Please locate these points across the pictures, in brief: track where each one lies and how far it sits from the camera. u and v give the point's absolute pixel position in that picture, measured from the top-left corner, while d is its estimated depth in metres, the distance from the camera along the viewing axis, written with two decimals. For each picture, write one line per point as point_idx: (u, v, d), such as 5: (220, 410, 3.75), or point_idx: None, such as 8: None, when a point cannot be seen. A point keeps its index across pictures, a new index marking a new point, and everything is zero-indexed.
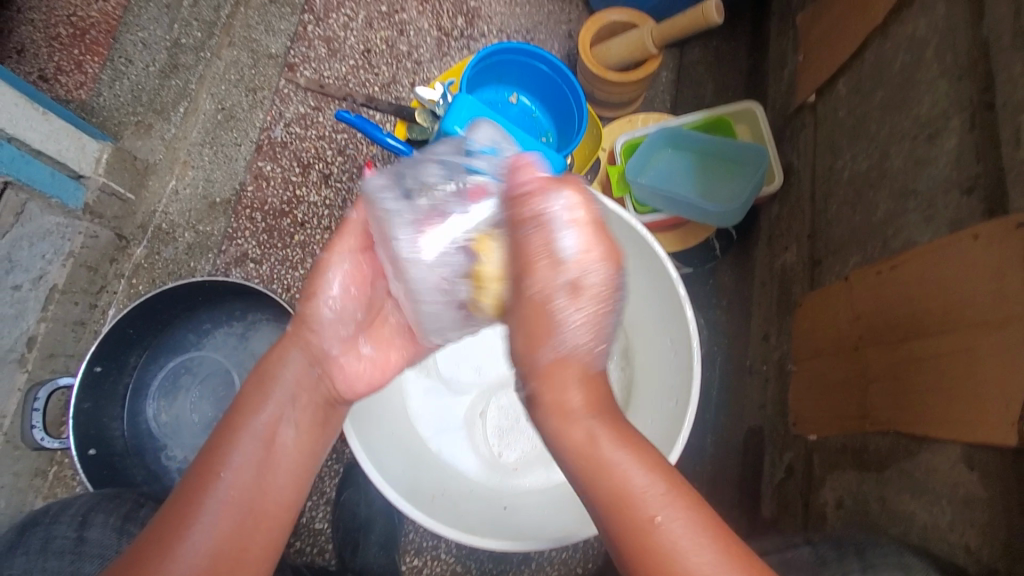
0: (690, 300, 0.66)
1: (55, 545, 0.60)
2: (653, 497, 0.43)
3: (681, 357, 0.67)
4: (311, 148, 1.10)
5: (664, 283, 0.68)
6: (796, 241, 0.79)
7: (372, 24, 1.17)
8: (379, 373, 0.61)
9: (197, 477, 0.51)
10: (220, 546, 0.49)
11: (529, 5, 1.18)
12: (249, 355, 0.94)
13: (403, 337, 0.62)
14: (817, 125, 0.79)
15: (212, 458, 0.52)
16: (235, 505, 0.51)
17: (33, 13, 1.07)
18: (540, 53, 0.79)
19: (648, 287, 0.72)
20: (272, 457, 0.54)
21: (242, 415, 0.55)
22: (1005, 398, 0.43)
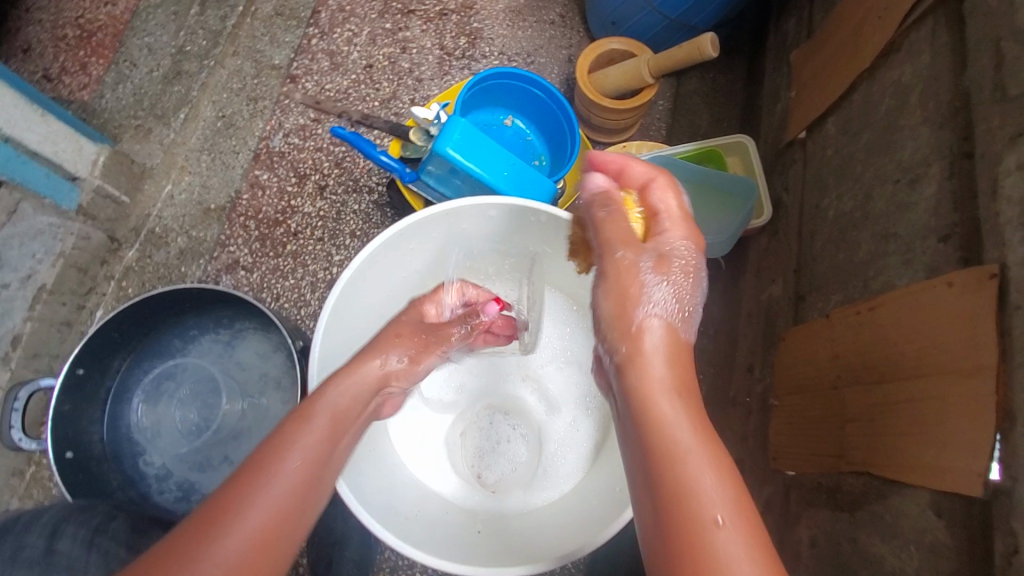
0: None
1: (22, 555, 0.59)
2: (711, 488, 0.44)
3: None
4: (308, 159, 1.11)
5: None
6: (782, 275, 0.80)
7: (375, 40, 1.19)
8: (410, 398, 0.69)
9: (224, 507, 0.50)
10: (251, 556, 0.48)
11: (531, 29, 1.20)
12: (233, 363, 0.94)
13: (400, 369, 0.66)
14: (806, 161, 0.80)
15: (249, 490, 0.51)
16: (280, 510, 0.51)
17: (41, 14, 1.10)
18: (534, 79, 0.80)
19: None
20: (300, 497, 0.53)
21: (277, 445, 0.54)
22: (971, 448, 0.43)
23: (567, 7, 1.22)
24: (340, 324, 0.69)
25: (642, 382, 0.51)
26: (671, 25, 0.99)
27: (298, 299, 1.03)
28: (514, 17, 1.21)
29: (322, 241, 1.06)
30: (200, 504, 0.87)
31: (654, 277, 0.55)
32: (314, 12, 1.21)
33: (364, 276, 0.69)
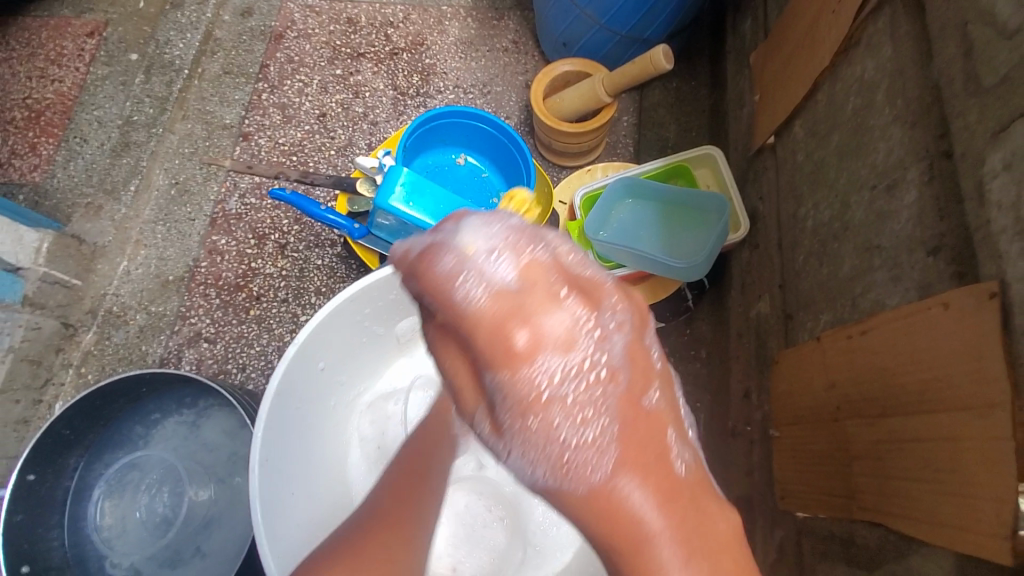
0: None
1: None
2: None
3: None
4: (266, 218, 1.06)
5: None
6: (768, 291, 0.74)
7: (327, 88, 1.16)
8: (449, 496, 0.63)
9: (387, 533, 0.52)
10: None
11: (485, 59, 1.17)
12: (200, 444, 0.88)
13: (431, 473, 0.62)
14: (778, 168, 0.75)
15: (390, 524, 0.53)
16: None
17: None
18: (480, 114, 0.76)
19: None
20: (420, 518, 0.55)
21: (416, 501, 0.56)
22: (993, 500, 0.37)
23: (519, 33, 1.19)
24: (296, 397, 0.63)
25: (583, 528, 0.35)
26: (623, 41, 0.95)
27: (266, 366, 0.98)
28: (466, 49, 1.18)
29: (287, 301, 1.01)
30: None
31: (530, 415, 0.34)
32: (262, 67, 1.17)
33: (321, 344, 0.65)
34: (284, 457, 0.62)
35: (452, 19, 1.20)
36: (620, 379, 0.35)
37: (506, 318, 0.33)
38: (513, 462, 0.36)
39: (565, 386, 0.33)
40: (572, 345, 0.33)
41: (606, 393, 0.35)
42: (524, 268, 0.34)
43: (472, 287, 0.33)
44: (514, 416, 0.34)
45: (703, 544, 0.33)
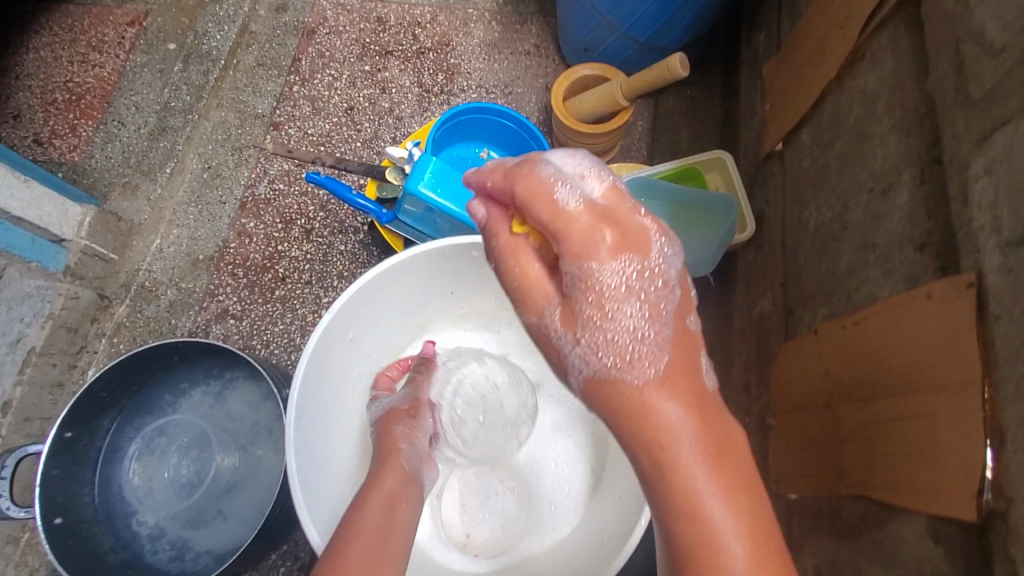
0: None
1: None
2: (723, 524, 0.41)
3: None
4: (294, 204, 1.11)
5: None
6: (770, 289, 0.78)
7: (355, 83, 1.21)
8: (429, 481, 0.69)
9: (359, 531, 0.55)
10: None
11: (507, 61, 1.22)
12: (224, 414, 0.93)
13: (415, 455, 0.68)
14: (784, 173, 0.79)
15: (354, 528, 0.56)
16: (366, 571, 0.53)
17: (31, 80, 1.14)
18: (505, 111, 0.80)
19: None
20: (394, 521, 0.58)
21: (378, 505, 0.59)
22: (964, 466, 0.42)
23: (541, 37, 1.24)
24: (324, 369, 0.68)
25: (634, 426, 0.44)
26: (642, 48, 1.00)
27: (288, 344, 1.03)
28: (489, 50, 1.23)
29: (310, 284, 1.06)
30: (194, 562, 0.85)
31: (608, 301, 0.45)
32: (294, 60, 1.23)
33: (347, 319, 0.69)
34: (314, 419, 0.67)
35: (477, 22, 1.25)
36: (675, 290, 0.47)
37: (600, 220, 0.45)
38: (578, 348, 0.47)
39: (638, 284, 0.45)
40: (647, 253, 0.46)
41: (664, 299, 0.47)
42: (607, 190, 0.47)
43: (574, 194, 0.45)
44: (595, 302, 0.45)
45: (719, 444, 0.43)
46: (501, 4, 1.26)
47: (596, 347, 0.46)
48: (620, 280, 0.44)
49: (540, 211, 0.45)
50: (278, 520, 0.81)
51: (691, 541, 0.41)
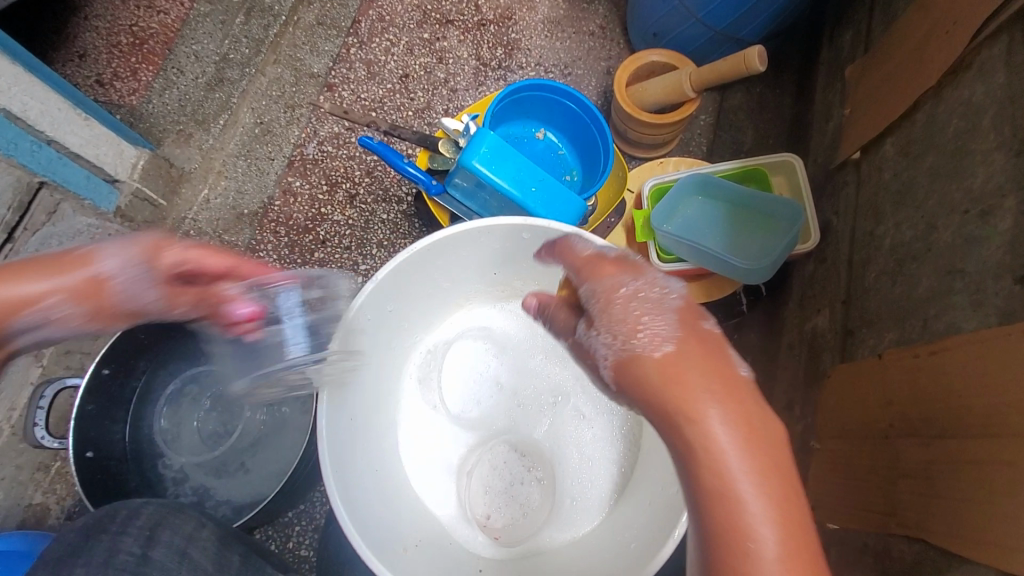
0: None
1: (88, 561, 0.55)
2: (754, 504, 0.40)
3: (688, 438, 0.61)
4: (340, 167, 1.11)
5: None
6: (829, 305, 0.74)
7: (412, 50, 1.18)
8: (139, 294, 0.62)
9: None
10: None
11: (570, 40, 1.17)
12: (256, 369, 0.94)
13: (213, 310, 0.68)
14: (858, 184, 0.75)
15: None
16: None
17: (98, 21, 1.11)
18: (569, 91, 0.77)
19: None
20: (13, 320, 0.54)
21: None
22: None
23: (608, 18, 1.19)
24: (360, 337, 0.66)
25: (657, 398, 0.45)
26: (716, 38, 0.94)
27: None
28: (553, 28, 1.18)
29: (350, 249, 1.05)
30: (214, 509, 0.87)
31: (620, 295, 0.49)
32: (354, 22, 1.21)
33: (391, 287, 0.66)
34: (349, 385, 0.65)
35: None
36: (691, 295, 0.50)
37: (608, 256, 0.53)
38: (602, 340, 0.48)
39: (643, 287, 0.49)
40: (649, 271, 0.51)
41: (681, 299, 0.49)
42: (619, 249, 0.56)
43: (587, 243, 0.55)
44: (605, 302, 0.49)
45: (751, 426, 0.43)
46: None
47: (616, 338, 0.47)
48: (626, 286, 0.49)
49: (563, 259, 0.54)
50: (298, 480, 0.82)
51: (717, 520, 0.41)
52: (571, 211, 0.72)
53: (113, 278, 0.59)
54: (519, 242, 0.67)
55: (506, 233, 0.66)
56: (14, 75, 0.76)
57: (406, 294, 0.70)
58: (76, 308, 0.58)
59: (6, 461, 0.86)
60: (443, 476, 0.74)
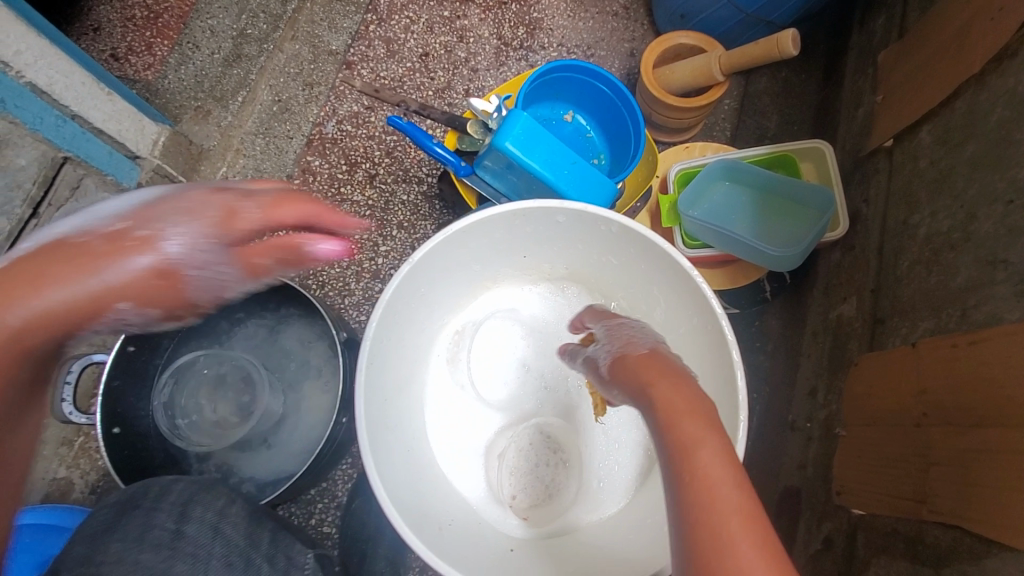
0: (742, 366, 0.58)
1: (151, 536, 0.57)
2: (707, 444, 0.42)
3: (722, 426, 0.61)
4: (360, 147, 1.10)
5: (719, 346, 0.61)
6: (856, 293, 0.74)
7: (432, 28, 1.16)
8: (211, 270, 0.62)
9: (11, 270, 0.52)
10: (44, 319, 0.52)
11: (593, 21, 1.15)
12: (277, 348, 0.94)
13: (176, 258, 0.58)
14: (890, 172, 0.74)
15: (87, 254, 0.55)
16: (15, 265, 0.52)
17: None
18: (601, 73, 0.76)
19: (696, 340, 0.64)
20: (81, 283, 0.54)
21: (53, 258, 0.54)
22: None
23: None
24: (394, 320, 0.66)
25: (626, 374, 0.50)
26: (747, 20, 0.93)
27: (343, 288, 1.02)
28: (576, 7, 1.16)
29: (370, 230, 1.05)
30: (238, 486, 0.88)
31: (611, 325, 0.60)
32: None
33: (425, 270, 0.67)
34: (382, 365, 0.66)
35: None
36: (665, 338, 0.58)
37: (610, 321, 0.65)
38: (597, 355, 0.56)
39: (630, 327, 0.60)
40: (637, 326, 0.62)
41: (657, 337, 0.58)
42: None
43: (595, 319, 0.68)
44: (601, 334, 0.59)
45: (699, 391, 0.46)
46: None
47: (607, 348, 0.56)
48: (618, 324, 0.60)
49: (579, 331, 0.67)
50: (322, 460, 0.82)
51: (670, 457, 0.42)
52: (601, 195, 0.72)
53: (180, 259, 0.58)
54: (551, 226, 0.67)
55: (539, 217, 0.66)
56: (40, 46, 0.75)
57: (436, 276, 0.70)
58: (141, 311, 0.58)
59: None
60: (470, 458, 0.74)
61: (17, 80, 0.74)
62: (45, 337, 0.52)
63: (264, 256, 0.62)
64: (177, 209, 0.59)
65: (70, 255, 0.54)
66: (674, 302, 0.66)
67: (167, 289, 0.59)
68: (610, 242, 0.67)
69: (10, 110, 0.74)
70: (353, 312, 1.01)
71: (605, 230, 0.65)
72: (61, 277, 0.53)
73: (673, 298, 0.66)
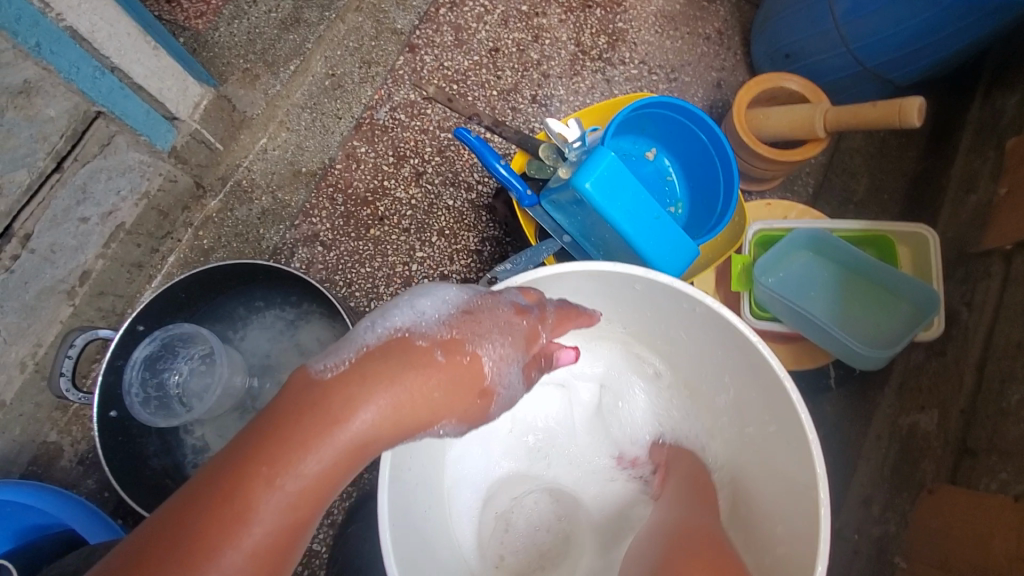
0: (829, 506, 0.52)
1: None
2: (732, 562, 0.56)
3: (788, 555, 0.56)
4: (411, 140, 1.02)
5: (800, 468, 0.55)
6: (941, 408, 0.66)
7: (507, 22, 1.07)
8: (470, 377, 0.53)
9: (300, 416, 0.46)
10: (301, 497, 0.45)
11: (681, 41, 1.06)
12: (293, 345, 0.88)
13: (489, 365, 0.54)
14: (1005, 281, 0.65)
15: (404, 364, 0.50)
16: (305, 494, 0.45)
17: None
18: (699, 117, 0.68)
19: (769, 449, 0.60)
20: (332, 484, 0.47)
21: (391, 362, 0.50)
22: None
23: (727, 23, 1.06)
24: None
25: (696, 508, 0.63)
26: (860, 74, 0.83)
27: (371, 290, 0.96)
28: (665, 23, 1.07)
29: (408, 232, 0.98)
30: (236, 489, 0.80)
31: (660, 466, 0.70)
32: None
33: None
34: None
35: None
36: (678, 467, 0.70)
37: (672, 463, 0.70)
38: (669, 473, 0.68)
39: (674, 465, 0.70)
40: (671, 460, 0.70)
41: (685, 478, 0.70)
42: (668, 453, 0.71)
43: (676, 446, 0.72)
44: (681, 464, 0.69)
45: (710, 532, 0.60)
46: None
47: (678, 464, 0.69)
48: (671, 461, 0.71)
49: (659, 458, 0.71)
50: None
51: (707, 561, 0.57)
52: (681, 255, 0.65)
53: (493, 376, 0.54)
54: (631, 291, 0.61)
55: (616, 274, 0.58)
56: None
57: None
58: (457, 426, 0.54)
59: (25, 398, 0.82)
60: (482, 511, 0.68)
61: (57, 23, 0.66)
62: (345, 469, 0.47)
63: (541, 358, 0.59)
64: (500, 323, 0.55)
65: (412, 360, 0.51)
66: (749, 399, 0.61)
67: (478, 405, 0.54)
68: (692, 322, 0.61)
69: (44, 56, 0.67)
70: None
71: (686, 308, 0.59)
72: (396, 393, 0.49)
73: (749, 396, 0.61)
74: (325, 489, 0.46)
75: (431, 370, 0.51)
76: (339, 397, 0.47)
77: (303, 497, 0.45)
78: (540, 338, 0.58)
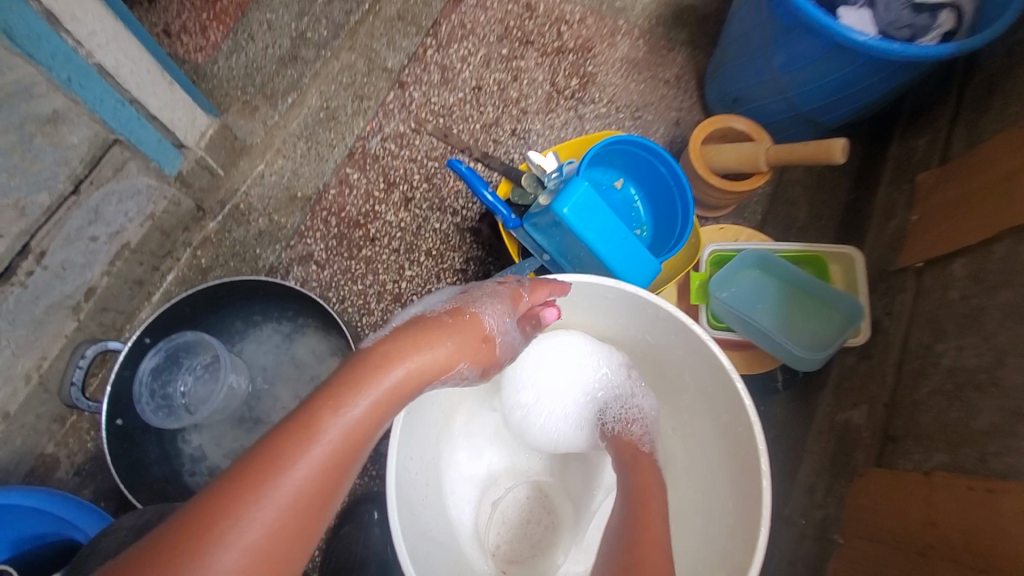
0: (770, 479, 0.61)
1: None
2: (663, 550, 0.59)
3: (736, 526, 0.64)
4: (400, 168, 1.10)
5: (745, 449, 0.64)
6: (868, 404, 0.76)
7: (489, 63, 1.18)
8: (474, 328, 0.64)
9: (351, 365, 0.55)
10: (355, 431, 0.51)
11: (644, 84, 1.18)
12: (289, 358, 0.94)
13: (490, 321, 0.65)
14: (916, 293, 0.77)
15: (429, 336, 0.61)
16: (358, 428, 0.51)
17: None
18: (660, 153, 0.79)
19: (720, 436, 0.68)
20: (377, 421, 0.53)
21: (410, 326, 0.61)
22: None
23: (685, 69, 1.19)
24: None
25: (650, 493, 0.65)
26: (794, 116, 0.96)
27: (363, 306, 1.03)
28: (630, 68, 1.19)
29: (397, 252, 1.05)
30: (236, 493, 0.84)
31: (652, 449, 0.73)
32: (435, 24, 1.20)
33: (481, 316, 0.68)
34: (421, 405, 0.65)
35: (624, 35, 1.21)
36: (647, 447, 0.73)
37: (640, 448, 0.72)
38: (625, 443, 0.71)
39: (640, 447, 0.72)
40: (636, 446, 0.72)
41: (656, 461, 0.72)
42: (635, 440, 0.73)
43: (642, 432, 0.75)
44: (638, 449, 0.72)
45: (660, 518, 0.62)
46: (654, 22, 1.22)
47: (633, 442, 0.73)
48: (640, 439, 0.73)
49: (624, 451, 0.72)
50: None
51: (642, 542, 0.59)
52: (646, 271, 0.74)
53: (493, 326, 0.65)
54: (605, 299, 0.70)
55: (594, 284, 0.67)
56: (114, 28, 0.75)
57: None
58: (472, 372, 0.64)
59: (28, 409, 0.85)
60: (479, 498, 0.78)
61: (87, 60, 0.73)
62: (386, 407, 0.54)
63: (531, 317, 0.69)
64: (488, 291, 0.67)
65: (426, 323, 0.62)
66: (703, 393, 0.70)
67: (485, 348, 0.64)
68: (656, 326, 0.70)
69: (73, 89, 0.73)
70: (370, 332, 1.02)
71: (651, 313, 0.68)
72: (417, 343, 0.59)
73: (704, 390, 0.70)
74: (363, 439, 0.51)
75: (442, 326, 0.62)
76: (378, 360, 0.56)
77: (346, 443, 0.50)
78: (524, 298, 0.67)
